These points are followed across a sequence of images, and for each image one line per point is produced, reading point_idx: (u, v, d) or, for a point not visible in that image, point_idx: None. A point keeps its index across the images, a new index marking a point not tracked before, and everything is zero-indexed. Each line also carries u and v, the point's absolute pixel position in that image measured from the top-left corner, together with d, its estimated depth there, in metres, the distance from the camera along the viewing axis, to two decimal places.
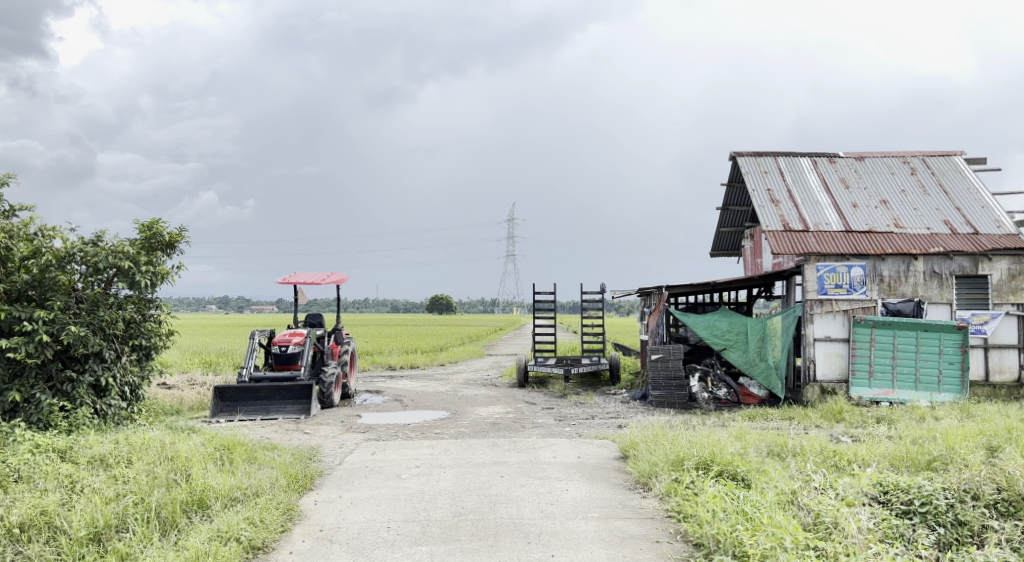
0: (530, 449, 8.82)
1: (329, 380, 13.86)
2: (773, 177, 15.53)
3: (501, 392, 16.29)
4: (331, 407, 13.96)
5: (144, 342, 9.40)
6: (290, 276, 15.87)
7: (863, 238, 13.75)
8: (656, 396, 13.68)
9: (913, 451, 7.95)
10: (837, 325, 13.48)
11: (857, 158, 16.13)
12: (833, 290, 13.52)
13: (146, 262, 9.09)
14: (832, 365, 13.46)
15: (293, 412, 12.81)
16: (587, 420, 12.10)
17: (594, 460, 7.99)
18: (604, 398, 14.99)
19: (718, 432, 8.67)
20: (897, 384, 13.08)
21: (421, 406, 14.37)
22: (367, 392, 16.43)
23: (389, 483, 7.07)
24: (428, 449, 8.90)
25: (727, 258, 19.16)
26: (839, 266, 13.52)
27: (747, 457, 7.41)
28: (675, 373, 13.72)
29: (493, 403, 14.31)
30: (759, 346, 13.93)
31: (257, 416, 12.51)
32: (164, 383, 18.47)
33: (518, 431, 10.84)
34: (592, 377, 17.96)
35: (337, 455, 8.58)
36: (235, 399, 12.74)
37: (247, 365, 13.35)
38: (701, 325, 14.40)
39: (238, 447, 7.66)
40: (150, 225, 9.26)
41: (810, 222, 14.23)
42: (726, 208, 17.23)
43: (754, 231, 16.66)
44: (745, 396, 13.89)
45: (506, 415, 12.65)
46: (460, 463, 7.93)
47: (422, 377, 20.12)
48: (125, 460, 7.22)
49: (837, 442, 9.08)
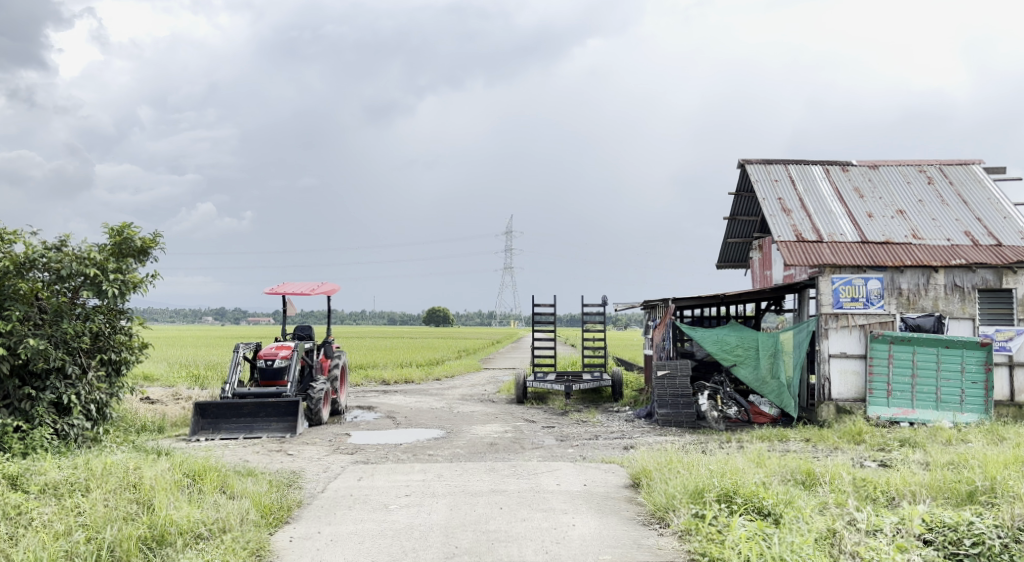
0: (530, 474, 8.11)
1: (317, 397, 13.15)
2: (784, 186, 14.88)
3: (499, 409, 15.55)
4: (319, 425, 13.23)
5: (114, 356, 8.69)
6: (278, 285, 15.18)
7: (879, 249, 13.09)
8: (662, 415, 13.00)
9: (952, 481, 7.25)
10: (853, 340, 12.81)
11: (871, 166, 15.50)
12: (849, 304, 12.84)
13: (115, 270, 8.39)
14: (848, 383, 12.78)
15: (278, 430, 12.10)
16: (591, 441, 11.40)
17: (601, 488, 7.26)
18: (607, 415, 14.28)
19: (736, 458, 7.96)
20: (917, 403, 12.40)
21: (415, 424, 13.65)
22: (359, 408, 15.70)
23: (375, 516, 6.35)
24: (421, 474, 8.19)
25: (734, 270, 18.51)
26: (856, 278, 12.84)
27: (772, 488, 6.70)
28: (682, 391, 13.13)
29: (490, 421, 13.60)
30: (770, 363, 13.25)
31: (240, 435, 11.80)
32: (147, 397, 17.75)
33: (517, 453, 10.12)
34: (593, 393, 17.25)
35: (321, 481, 7.88)
36: (217, 416, 12.01)
37: (230, 380, 12.64)
38: (709, 340, 13.68)
39: (210, 473, 6.94)
40: (120, 229, 8.56)
41: (824, 233, 13.57)
42: (734, 218, 16.59)
43: (764, 241, 16.00)
44: (756, 415, 13.22)
45: (504, 435, 11.92)
46: (454, 492, 7.21)
47: (416, 392, 19.39)
48: (80, 489, 6.50)
49: (866, 468, 8.38)
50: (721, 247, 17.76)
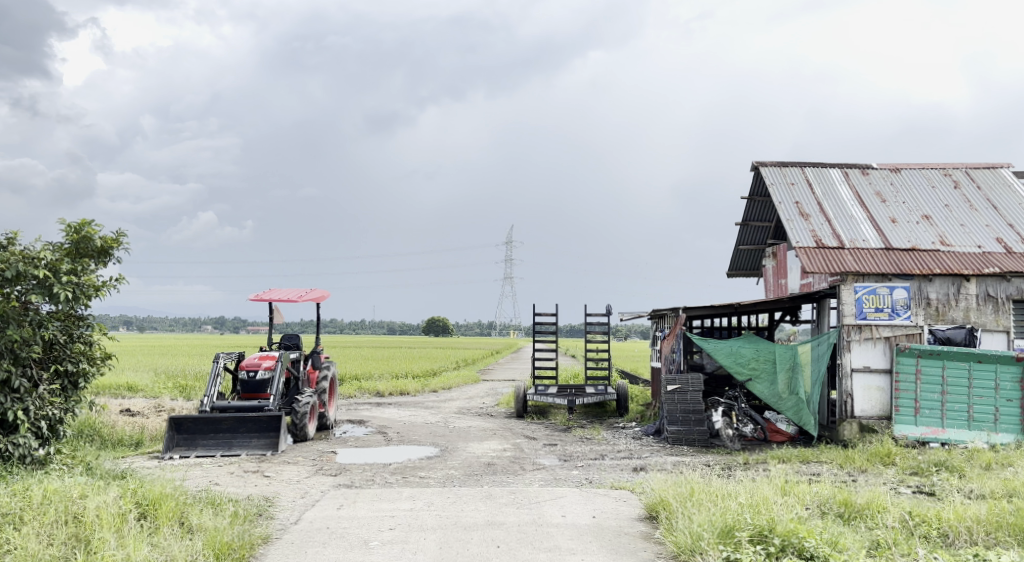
0: (531, 503, 7.22)
1: (302, 411, 12.27)
2: (800, 189, 14.03)
3: (499, 424, 14.64)
4: (305, 441, 12.34)
5: (71, 367, 7.83)
6: (264, 292, 14.32)
7: (905, 256, 12.23)
8: (672, 433, 12.14)
9: (1013, 517, 6.37)
10: (877, 353, 11.95)
11: (893, 170, 14.66)
12: (873, 314, 11.97)
13: (69, 272, 7.53)
14: (872, 399, 11.90)
15: (258, 447, 11.24)
16: (596, 462, 10.52)
17: (613, 522, 6.38)
18: (612, 432, 13.40)
19: (763, 487, 7.08)
20: (948, 423, 11.51)
21: (407, 440, 12.77)
22: (349, 423, 14.79)
23: (353, 555, 5.47)
24: (409, 502, 7.30)
25: (745, 279, 17.67)
26: (880, 287, 11.99)
27: (812, 525, 5.82)
28: (693, 407, 12.22)
29: (489, 437, 12.71)
30: (788, 378, 12.43)
31: (217, 453, 10.94)
32: (127, 409, 16.83)
33: (516, 475, 9.25)
34: (597, 408, 16.34)
35: (295, 509, 6.98)
36: (193, 432, 11.15)
37: (209, 393, 11.77)
38: (722, 352, 12.79)
39: (164, 502, 6.06)
40: (78, 227, 7.71)
41: (845, 239, 12.71)
42: (746, 224, 15.75)
43: (778, 248, 15.18)
44: (773, 433, 12.47)
45: (503, 454, 11.04)
46: (445, 524, 6.34)
47: (411, 405, 18.52)
48: (10, 522, 5.60)
49: (908, 498, 7.51)
50: (731, 255, 16.89)
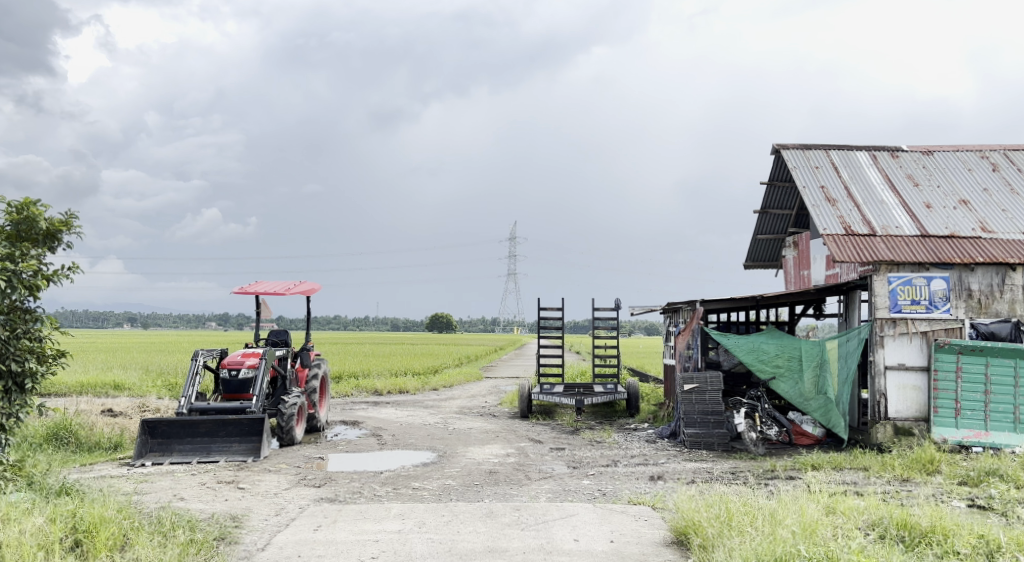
0: (538, 523, 6.26)
1: (289, 412, 11.31)
2: (826, 173, 13.05)
3: (502, 426, 13.67)
4: (291, 445, 11.38)
5: (15, 366, 6.88)
6: (250, 284, 13.36)
7: (944, 243, 11.25)
8: (690, 436, 11.16)
9: None
10: (913, 350, 10.96)
11: (925, 152, 13.68)
12: (909, 307, 10.98)
13: (6, 258, 6.60)
14: (908, 399, 10.90)
15: (239, 453, 10.32)
16: (609, 469, 9.57)
17: (635, 549, 5.43)
18: (624, 434, 12.46)
19: (806, 505, 6.14)
20: (992, 426, 10.53)
21: (403, 443, 11.82)
22: (342, 424, 13.85)
23: None
24: (397, 521, 6.35)
25: (762, 270, 16.69)
26: (917, 278, 11.00)
27: (880, 557, 4.85)
28: (713, 409, 11.31)
29: (490, 441, 11.76)
30: (815, 376, 11.47)
31: (193, 460, 10.02)
32: (108, 409, 15.91)
33: (521, 486, 8.31)
34: (606, 408, 15.37)
35: (265, 531, 6.04)
36: (169, 436, 10.23)
37: (187, 394, 10.83)
38: (743, 348, 11.88)
39: (103, 528, 5.11)
40: (19, 207, 6.80)
41: (876, 225, 11.72)
42: (765, 211, 14.79)
43: (801, 237, 14.22)
44: (798, 436, 11.48)
45: (506, 460, 10.09)
46: (438, 553, 5.39)
47: (410, 404, 17.56)
48: None
49: (972, 516, 6.56)
50: (748, 245, 15.92)
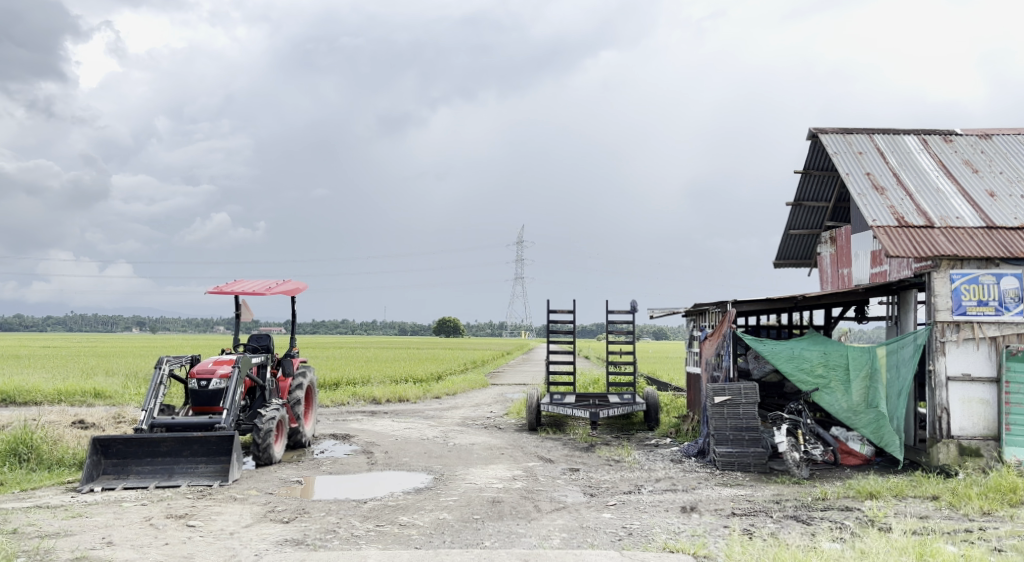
0: None
1: (264, 428, 9.95)
2: (871, 159, 11.65)
3: (508, 441, 12.27)
4: (269, 464, 10.02)
5: None
6: (227, 283, 12.02)
7: (1014, 236, 9.84)
8: (722, 456, 9.81)
9: None
10: (980, 359, 9.53)
11: (981, 136, 12.28)
12: (975, 310, 9.54)
13: None
14: (973, 415, 9.46)
15: (205, 476, 8.96)
16: (631, 496, 8.17)
17: None
18: (645, 452, 11.08)
19: None
20: None
21: (396, 462, 10.46)
22: (331, 439, 12.49)
23: None
24: None
25: (793, 269, 15.28)
26: (984, 276, 9.57)
27: None
28: (746, 424, 9.89)
29: (495, 460, 10.38)
30: (864, 388, 10.05)
31: (152, 484, 8.70)
32: (80, 420, 14.54)
33: (530, 521, 6.94)
34: (623, 421, 13.96)
35: None
36: (125, 457, 8.90)
37: (150, 407, 9.50)
38: (782, 356, 10.42)
39: None
40: None
41: (933, 216, 10.31)
42: (799, 204, 13.38)
43: (842, 231, 12.83)
44: (845, 455, 10.07)
45: (512, 485, 8.72)
46: None
47: (409, 414, 16.20)
48: None
49: None
50: (779, 242, 14.53)
